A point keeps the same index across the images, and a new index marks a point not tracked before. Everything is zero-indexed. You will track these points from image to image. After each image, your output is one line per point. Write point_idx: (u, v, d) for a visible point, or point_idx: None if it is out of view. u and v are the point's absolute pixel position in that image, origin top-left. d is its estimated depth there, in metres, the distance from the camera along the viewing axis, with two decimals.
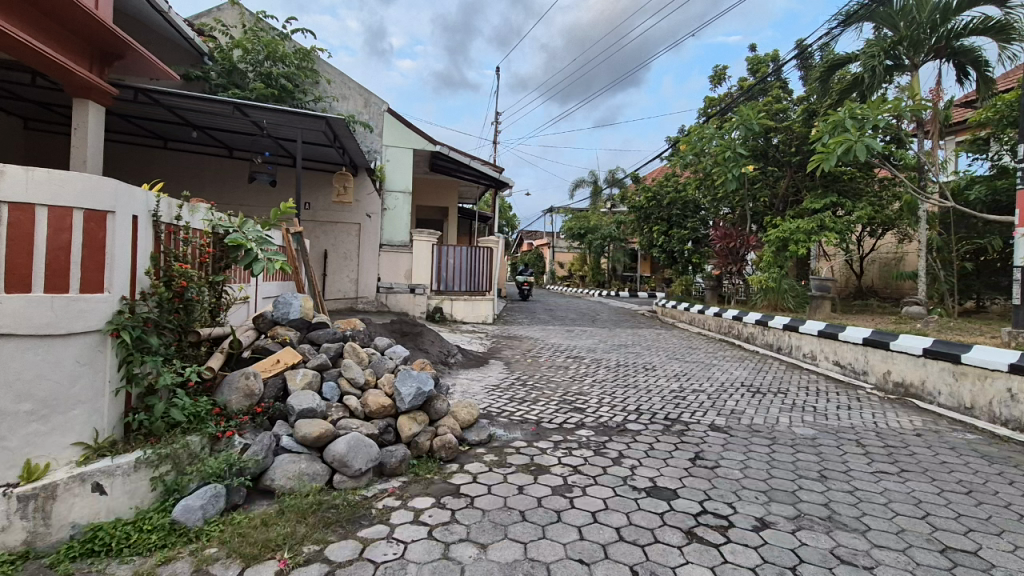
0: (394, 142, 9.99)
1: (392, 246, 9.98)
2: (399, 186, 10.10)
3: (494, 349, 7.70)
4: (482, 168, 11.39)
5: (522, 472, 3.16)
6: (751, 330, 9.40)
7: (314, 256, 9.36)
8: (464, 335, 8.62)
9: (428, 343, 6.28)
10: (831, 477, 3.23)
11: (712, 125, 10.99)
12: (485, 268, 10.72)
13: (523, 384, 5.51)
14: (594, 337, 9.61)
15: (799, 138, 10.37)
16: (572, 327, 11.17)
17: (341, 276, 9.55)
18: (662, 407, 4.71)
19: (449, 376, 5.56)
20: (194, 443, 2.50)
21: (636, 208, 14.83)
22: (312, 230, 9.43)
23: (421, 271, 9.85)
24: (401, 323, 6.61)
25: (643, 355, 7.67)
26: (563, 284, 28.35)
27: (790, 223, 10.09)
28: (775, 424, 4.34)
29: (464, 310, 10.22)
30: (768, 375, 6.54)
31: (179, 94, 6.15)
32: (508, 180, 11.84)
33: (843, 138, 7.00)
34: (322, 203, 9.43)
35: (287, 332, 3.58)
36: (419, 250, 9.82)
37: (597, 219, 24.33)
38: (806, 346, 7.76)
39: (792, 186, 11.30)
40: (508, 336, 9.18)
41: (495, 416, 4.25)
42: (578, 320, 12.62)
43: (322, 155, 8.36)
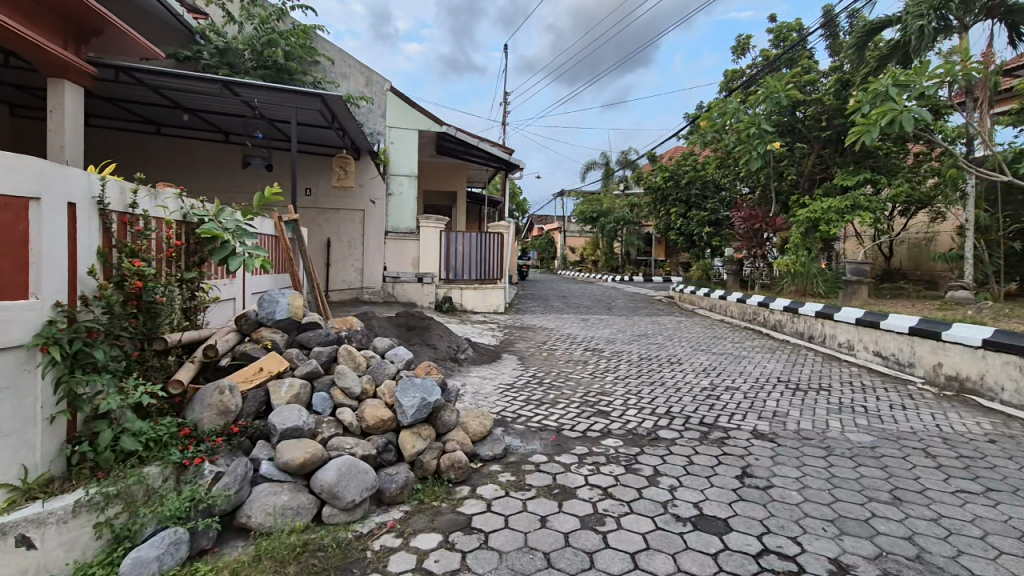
0: (398, 123, 9.46)
1: (397, 233, 9.43)
2: (404, 169, 9.47)
3: (507, 342, 7.27)
4: (492, 150, 10.87)
5: (544, 496, 2.71)
6: (779, 318, 8.88)
7: (317, 245, 8.96)
8: (476, 327, 8.20)
9: (437, 336, 5.83)
10: (907, 500, 2.75)
11: (735, 99, 10.33)
12: (497, 255, 10.23)
13: (540, 382, 5.07)
14: (612, 327, 9.15)
15: (831, 111, 9.69)
16: (587, 315, 10.70)
17: (346, 265, 9.14)
18: (695, 410, 4.24)
19: (459, 374, 5.13)
20: (152, 476, 2.09)
21: (653, 190, 14.22)
22: (314, 217, 9.04)
23: (429, 260, 9.41)
24: (408, 315, 6.17)
25: (666, 346, 7.20)
26: (575, 269, 27.82)
27: (820, 202, 9.49)
28: (826, 430, 3.84)
29: (474, 300, 9.80)
30: (805, 367, 6.04)
31: (164, 72, 5.70)
32: (519, 163, 11.29)
33: (888, 107, 6.39)
34: (324, 189, 9.04)
35: (273, 335, 3.14)
36: (426, 237, 9.38)
37: (610, 202, 23.70)
38: (841, 334, 7.24)
39: (820, 164, 10.66)
40: (522, 327, 8.75)
41: (510, 424, 3.81)
42: (594, 308, 12.15)
43: (321, 137, 7.87)
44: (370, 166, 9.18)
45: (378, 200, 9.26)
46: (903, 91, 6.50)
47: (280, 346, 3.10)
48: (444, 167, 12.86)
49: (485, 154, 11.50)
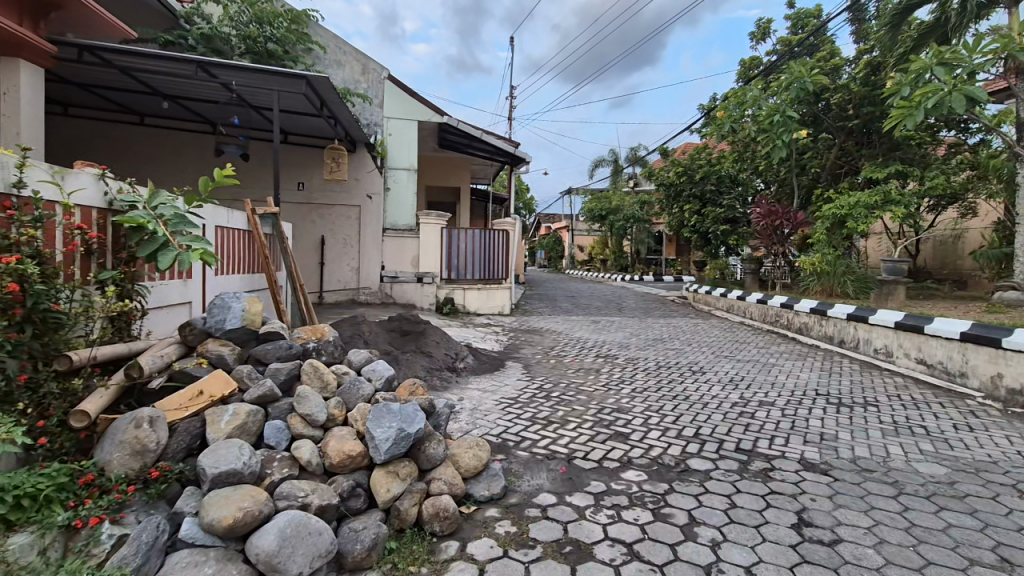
0: (396, 113, 8.88)
1: (395, 230, 8.87)
2: (403, 163, 8.93)
3: (512, 348, 6.69)
4: (497, 143, 10.27)
5: (553, 557, 2.13)
6: (805, 321, 8.25)
7: (310, 243, 8.42)
8: (478, 330, 7.63)
9: (434, 342, 5.24)
10: (1020, 564, 2.13)
11: (755, 87, 9.68)
12: (502, 254, 9.68)
13: (547, 396, 4.47)
14: (624, 330, 8.54)
15: (859, 99, 9.03)
16: (597, 317, 10.11)
17: (341, 263, 8.57)
18: (727, 432, 3.63)
19: (456, 386, 4.55)
20: (16, 550, 1.58)
21: (665, 185, 13.56)
22: (307, 213, 8.47)
23: (430, 259, 8.85)
24: (403, 320, 5.59)
25: (685, 352, 6.58)
26: (583, 269, 27.20)
27: (848, 196, 8.85)
28: (888, 459, 3.22)
29: (477, 301, 9.26)
30: (842, 378, 5.41)
31: (131, 51, 5.14)
32: (525, 156, 10.67)
33: (932, 88, 5.76)
34: (319, 183, 8.48)
35: (221, 348, 2.57)
36: (427, 234, 8.82)
37: (619, 199, 23.04)
38: (878, 340, 6.61)
39: (845, 155, 10.00)
40: (528, 330, 8.17)
41: (512, 451, 3.22)
42: (604, 309, 11.52)
43: (313, 125, 7.29)
44: (366, 159, 8.56)
45: (376, 196, 8.68)
46: (950, 69, 5.84)
47: (229, 363, 2.53)
48: (446, 162, 12.28)
49: (489, 147, 10.91)
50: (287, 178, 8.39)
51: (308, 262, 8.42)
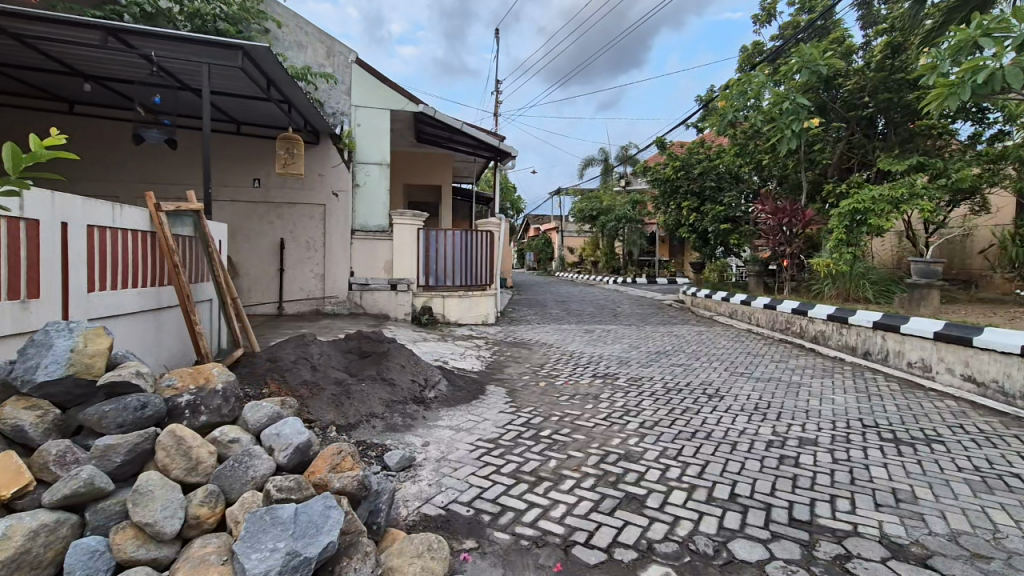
0: (365, 101, 7.95)
1: (366, 231, 7.90)
2: (374, 157, 7.99)
3: (496, 366, 5.80)
4: (480, 135, 9.35)
5: None
6: (821, 329, 7.52)
7: (268, 247, 7.52)
8: (458, 345, 6.73)
9: (400, 365, 4.31)
10: None
11: (762, 73, 8.89)
12: (487, 258, 8.84)
13: (535, 436, 3.58)
14: (623, 341, 7.68)
15: (875, 84, 8.55)
16: (590, 326, 9.29)
17: (304, 269, 7.65)
18: (774, 493, 2.76)
19: (422, 425, 3.65)
20: None
21: (661, 182, 12.73)
22: (265, 213, 7.56)
23: (407, 264, 7.96)
24: (364, 340, 4.69)
25: (695, 369, 5.74)
26: (573, 271, 26.44)
27: (867, 190, 8.14)
28: (1000, 537, 2.35)
29: (461, 309, 8.38)
30: (885, 401, 4.58)
31: (20, 14, 4.15)
32: (511, 149, 9.74)
33: (981, 61, 4.98)
34: (277, 179, 7.57)
35: (25, 415, 1.64)
36: (401, 236, 7.92)
37: (610, 199, 22.25)
38: (912, 353, 5.85)
39: (859, 148, 9.30)
40: (515, 344, 7.29)
41: (486, 534, 2.32)
42: (598, 316, 10.67)
43: (265, 110, 6.34)
44: (331, 153, 7.67)
45: (342, 193, 7.74)
46: (998, 41, 5.07)
47: (34, 439, 1.61)
48: (426, 159, 11.36)
49: (472, 141, 10.00)
50: (242, 174, 7.48)
51: (266, 268, 7.55)
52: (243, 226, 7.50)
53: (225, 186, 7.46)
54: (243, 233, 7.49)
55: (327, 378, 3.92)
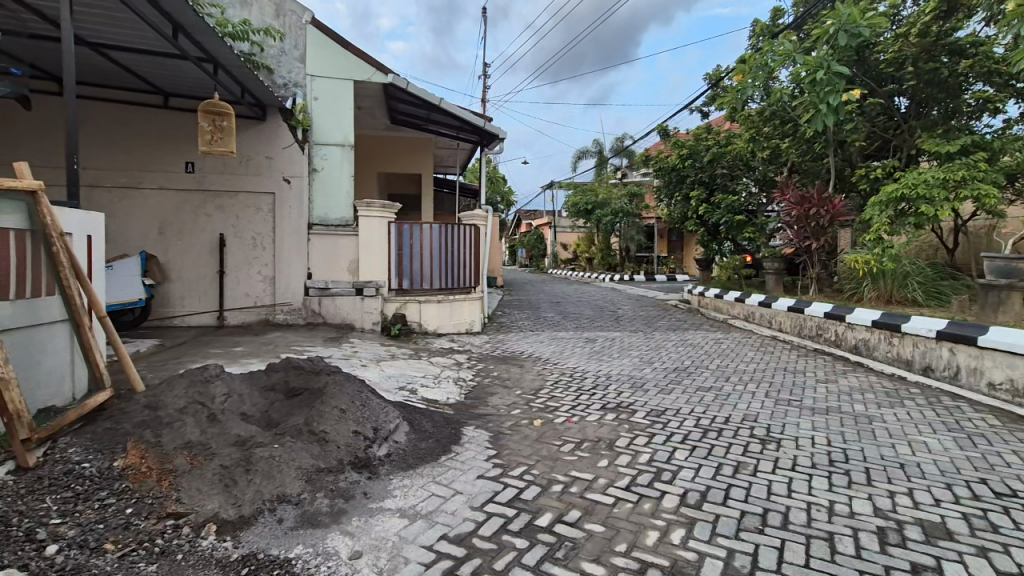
0: (322, 70, 6.70)
1: (325, 225, 6.67)
2: (334, 138, 6.76)
3: (478, 394, 4.58)
4: (463, 117, 8.10)
5: None
6: (866, 337, 6.37)
7: (206, 245, 6.28)
8: (433, 363, 5.50)
9: (337, 410, 3.08)
10: None
11: (787, 40, 7.74)
12: (472, 257, 7.69)
13: (528, 527, 2.38)
14: (631, 353, 6.50)
15: (916, 53, 7.42)
16: (591, 333, 8.09)
17: (249, 271, 6.39)
18: None
19: (359, 511, 2.43)
20: None
21: (666, 170, 11.53)
22: (202, 204, 6.30)
23: (378, 266, 6.74)
24: (294, 373, 3.46)
25: (730, 396, 4.56)
26: (567, 269, 25.25)
27: (916, 172, 6.96)
28: None
29: (441, 317, 7.16)
30: (997, 445, 3.41)
31: None
32: (499, 131, 8.46)
33: None
34: (215, 163, 6.30)
35: None
36: (368, 231, 6.68)
37: (606, 192, 21.07)
38: (997, 372, 4.70)
39: (897, 128, 8.18)
40: (503, 359, 6.07)
41: None
42: (598, 321, 9.47)
43: (186, 67, 5.07)
44: (281, 132, 6.43)
45: (295, 179, 6.47)
46: None
47: None
48: (403, 144, 10.10)
49: (454, 123, 8.74)
50: (172, 156, 6.21)
51: (203, 270, 6.29)
52: (174, 220, 6.23)
53: (151, 171, 6.18)
54: (174, 228, 6.22)
55: (224, 438, 2.69)
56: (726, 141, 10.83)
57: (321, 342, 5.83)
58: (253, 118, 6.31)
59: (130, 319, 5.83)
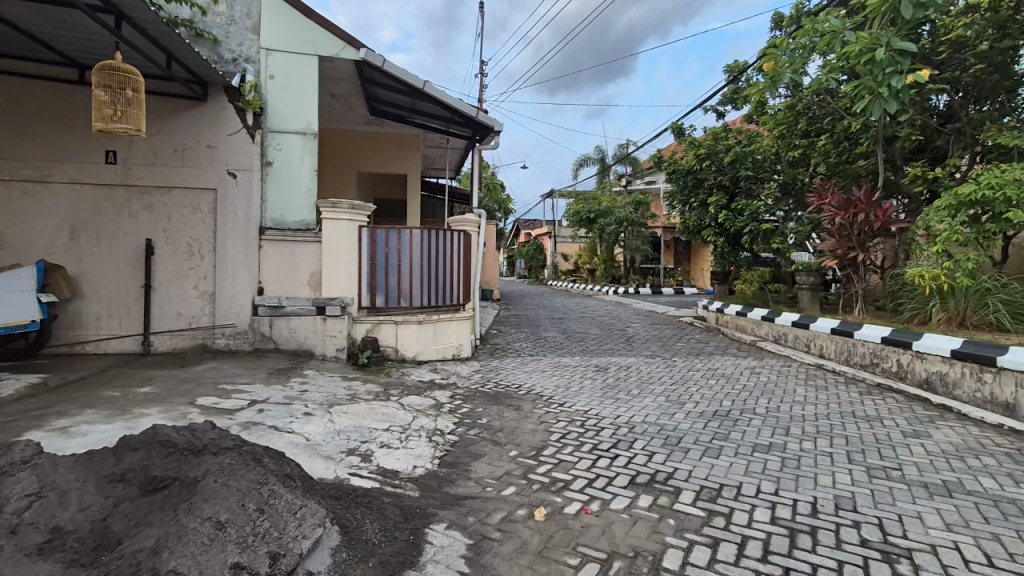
0: (280, 43, 5.56)
1: (281, 230, 5.50)
2: (294, 125, 5.61)
3: (459, 457, 3.35)
4: (453, 107, 6.95)
5: None
6: (945, 371, 5.15)
7: (129, 254, 5.09)
8: (405, 405, 4.27)
9: (211, 526, 1.86)
10: None
11: (831, 17, 6.64)
12: (460, 268, 6.56)
13: None
14: (653, 389, 5.29)
15: (985, 32, 6.31)
16: (600, 359, 6.86)
17: (183, 286, 5.19)
18: None
19: None
20: None
21: (681, 172, 10.38)
22: (126, 202, 5.10)
23: (347, 278, 5.58)
24: (162, 454, 2.24)
25: (802, 462, 3.34)
26: (567, 281, 24.10)
27: (996, 169, 5.77)
28: None
29: (423, 341, 5.93)
30: None
31: None
32: (495, 123, 7.29)
33: None
34: (144, 152, 5.13)
35: None
36: (332, 237, 5.52)
37: (610, 200, 19.99)
38: None
39: (957, 121, 7.04)
40: (495, 397, 4.86)
41: None
42: (607, 342, 8.27)
43: (83, 18, 3.90)
44: (228, 116, 5.27)
45: (242, 173, 5.30)
46: None
47: None
48: (390, 141, 8.90)
49: (443, 116, 7.59)
50: (88, 142, 5.02)
51: (125, 284, 5.08)
52: (89, 222, 5.04)
53: (61, 161, 4.98)
54: (89, 232, 5.03)
55: None
56: (749, 140, 9.71)
57: (264, 376, 4.61)
58: (191, 98, 5.15)
59: (22, 347, 4.73)
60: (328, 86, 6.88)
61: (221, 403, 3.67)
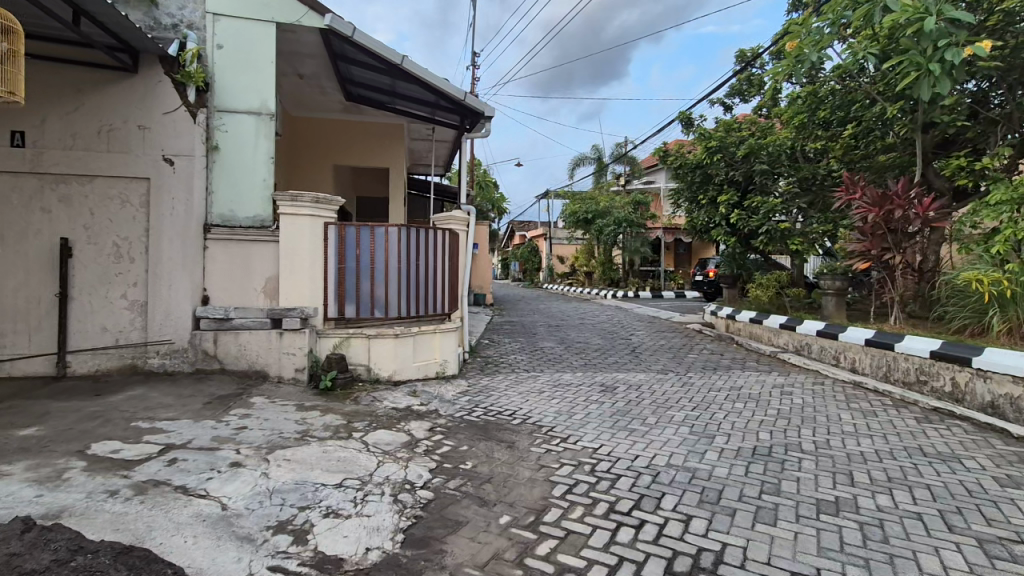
0: (229, 8, 4.70)
1: (230, 228, 4.65)
2: (248, 103, 4.75)
3: (432, 527, 2.49)
4: (437, 88, 6.10)
5: None
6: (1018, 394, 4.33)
7: (41, 255, 4.21)
8: (370, 444, 3.41)
9: None
10: None
11: None
12: (445, 273, 5.75)
13: None
14: (672, 415, 4.45)
15: None
16: (606, 376, 6.01)
17: (107, 294, 4.32)
18: None
19: None
20: None
21: (690, 167, 9.57)
22: (38, 193, 4.23)
23: (310, 284, 4.74)
24: None
25: (890, 532, 2.51)
26: (564, 283, 23.30)
27: None
28: None
29: (401, 358, 5.05)
30: None
31: None
32: (485, 107, 6.44)
33: None
34: (61, 134, 4.26)
35: None
36: (291, 236, 4.69)
37: (608, 200, 19.19)
38: None
39: (1007, 104, 6.22)
40: (484, 429, 4.00)
41: None
42: (612, 354, 7.43)
43: None
44: (165, 91, 4.42)
45: (181, 160, 4.45)
46: None
47: None
48: (369, 133, 8.05)
49: (428, 100, 6.73)
50: None
51: (36, 292, 4.21)
52: None
53: None
54: None
55: None
56: (763, 132, 8.90)
57: (199, 406, 3.75)
58: (118, 69, 4.30)
59: None
60: (295, 65, 6.04)
61: (124, 450, 2.82)
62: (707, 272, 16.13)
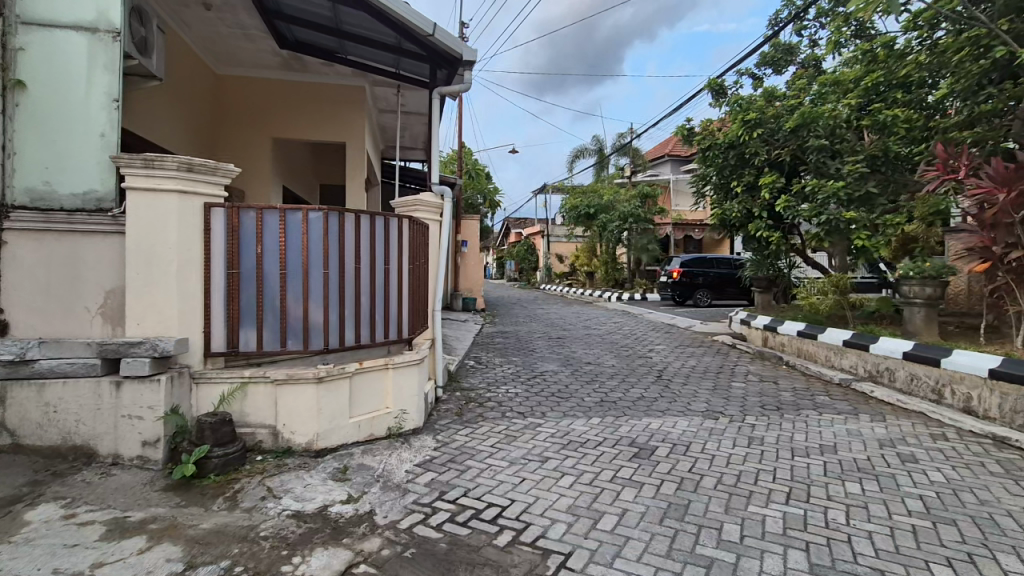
0: None
1: (45, 213, 2.91)
2: (75, 11, 2.97)
3: None
4: (396, 19, 4.33)
5: None
6: None
7: None
8: None
9: None
10: None
11: None
12: (405, 282, 3.99)
13: None
14: (760, 518, 2.69)
15: None
16: (633, 425, 4.24)
17: None
18: None
19: None
20: None
21: (723, 147, 7.81)
22: None
23: (182, 302, 3.05)
24: None
25: None
26: (563, 285, 21.60)
27: None
28: None
29: (329, 413, 3.28)
30: None
31: None
32: (464, 50, 4.66)
33: None
34: None
35: None
36: (146, 227, 2.98)
37: (611, 193, 17.47)
38: None
39: None
40: (444, 567, 2.24)
41: None
42: (634, 383, 5.68)
43: None
44: None
45: None
46: None
47: None
48: (320, 97, 6.23)
49: (388, 42, 4.97)
50: None
51: None
52: None
53: None
54: None
55: None
56: (817, 100, 7.11)
57: None
58: None
59: None
60: None
61: None
62: (671, 273, 14.34)
